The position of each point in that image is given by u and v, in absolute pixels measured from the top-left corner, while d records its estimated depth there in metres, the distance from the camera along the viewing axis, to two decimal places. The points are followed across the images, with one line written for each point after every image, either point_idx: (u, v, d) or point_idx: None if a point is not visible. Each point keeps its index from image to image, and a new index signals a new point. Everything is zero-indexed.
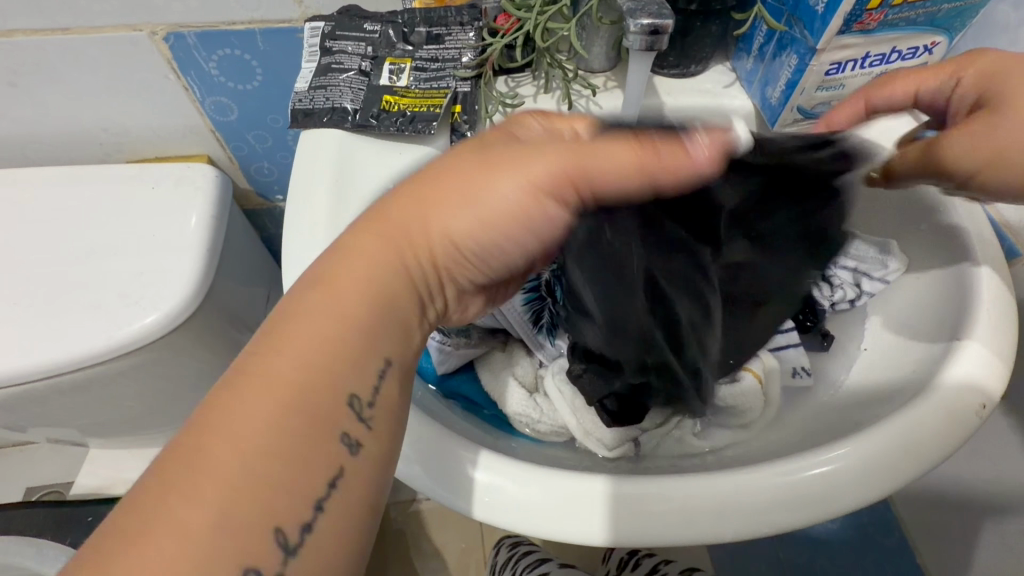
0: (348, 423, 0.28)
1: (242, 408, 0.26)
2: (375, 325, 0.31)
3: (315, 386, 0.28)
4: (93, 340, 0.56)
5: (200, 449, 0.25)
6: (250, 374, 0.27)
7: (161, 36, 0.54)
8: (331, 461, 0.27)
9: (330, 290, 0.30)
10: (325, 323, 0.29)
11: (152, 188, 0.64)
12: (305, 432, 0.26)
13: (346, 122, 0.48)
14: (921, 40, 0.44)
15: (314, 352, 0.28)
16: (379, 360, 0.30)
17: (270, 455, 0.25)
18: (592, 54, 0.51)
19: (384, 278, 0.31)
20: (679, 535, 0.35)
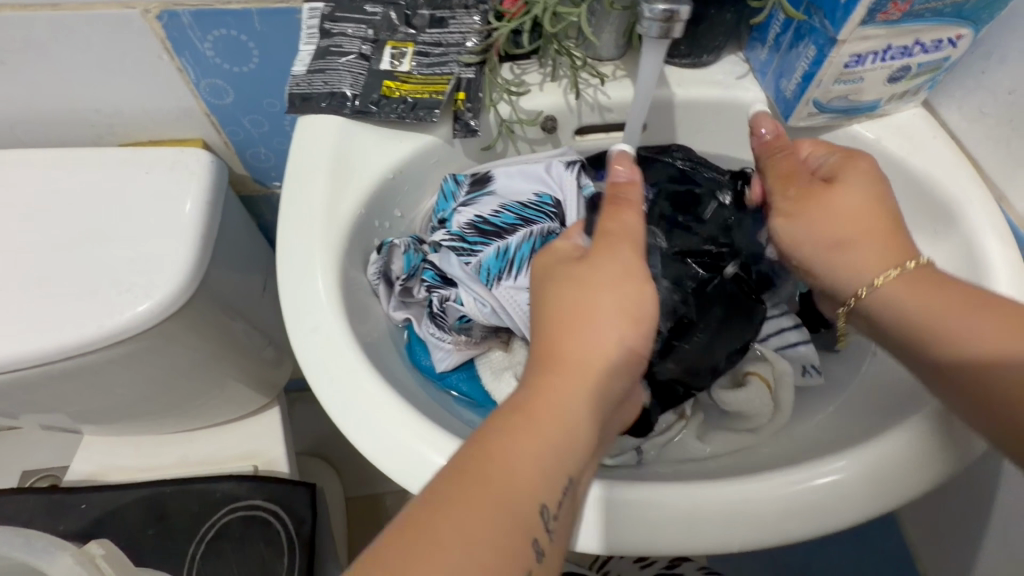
0: (540, 532, 0.30)
1: (483, 510, 0.28)
2: (568, 444, 0.32)
3: (532, 504, 0.30)
4: (83, 328, 0.55)
5: (444, 531, 0.27)
6: (480, 479, 0.29)
7: (154, 14, 0.52)
8: (524, 568, 0.29)
9: (552, 424, 0.32)
10: (548, 448, 0.32)
11: (146, 172, 0.62)
12: (517, 541, 0.29)
13: (344, 108, 0.47)
14: (946, 33, 0.42)
15: (530, 466, 0.31)
16: (566, 477, 0.32)
17: (494, 555, 0.28)
18: (601, 41, 0.49)
19: (582, 394, 0.34)
20: (691, 545, 0.34)
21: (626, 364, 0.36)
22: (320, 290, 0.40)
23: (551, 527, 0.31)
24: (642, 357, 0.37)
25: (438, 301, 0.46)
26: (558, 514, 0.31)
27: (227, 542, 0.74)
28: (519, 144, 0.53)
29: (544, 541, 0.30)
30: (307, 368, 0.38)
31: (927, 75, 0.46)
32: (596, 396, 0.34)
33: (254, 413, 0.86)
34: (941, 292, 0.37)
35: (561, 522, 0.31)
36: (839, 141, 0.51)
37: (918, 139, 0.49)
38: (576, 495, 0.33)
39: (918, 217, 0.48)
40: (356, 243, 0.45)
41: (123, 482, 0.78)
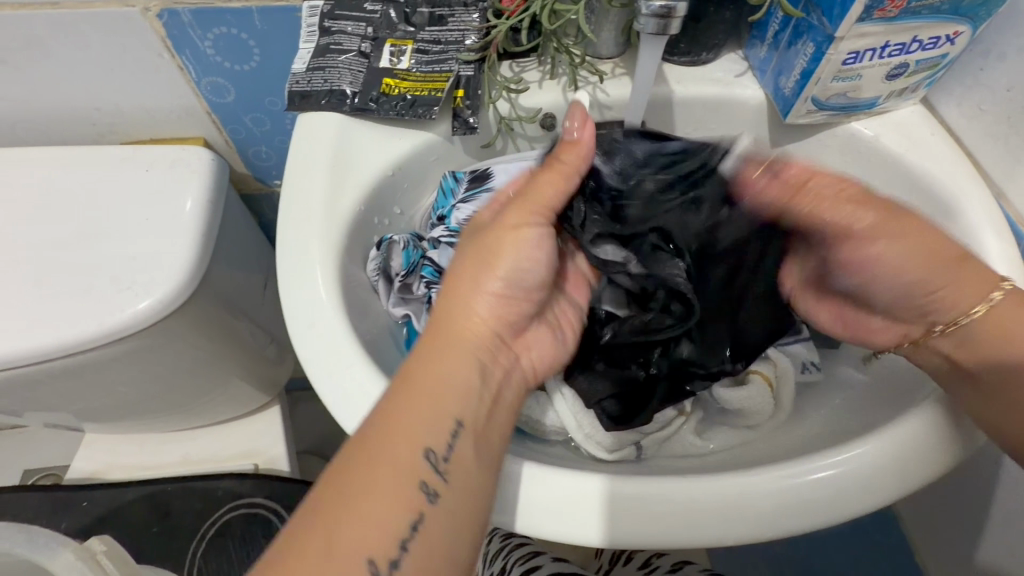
0: (428, 473, 0.34)
1: (368, 479, 0.32)
2: (445, 393, 0.36)
3: (411, 452, 0.34)
4: (84, 326, 0.55)
5: (333, 511, 0.31)
6: (360, 447, 0.33)
7: (154, 13, 0.53)
8: (413, 509, 0.33)
9: (431, 387, 0.36)
10: (431, 406, 0.35)
11: (147, 171, 0.62)
12: (398, 488, 0.33)
13: (344, 105, 0.47)
14: (944, 29, 0.42)
15: (405, 420, 0.34)
16: (449, 421, 0.35)
17: (381, 507, 0.32)
18: (600, 39, 0.50)
19: (448, 347, 0.38)
20: (688, 539, 0.34)
21: (495, 313, 0.40)
22: (320, 285, 0.40)
23: (443, 467, 0.34)
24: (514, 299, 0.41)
25: (437, 297, 0.45)
26: (448, 454, 0.34)
27: (229, 540, 0.74)
28: (519, 142, 0.53)
29: (435, 481, 0.34)
30: (306, 363, 0.38)
31: (926, 72, 0.46)
32: (464, 346, 0.39)
33: (255, 411, 0.86)
34: (1012, 334, 0.38)
35: (453, 460, 0.34)
36: (838, 138, 0.51)
37: (917, 136, 0.49)
38: (474, 435, 0.36)
39: (917, 213, 0.48)
40: (356, 240, 0.45)
41: (125, 479, 0.79)
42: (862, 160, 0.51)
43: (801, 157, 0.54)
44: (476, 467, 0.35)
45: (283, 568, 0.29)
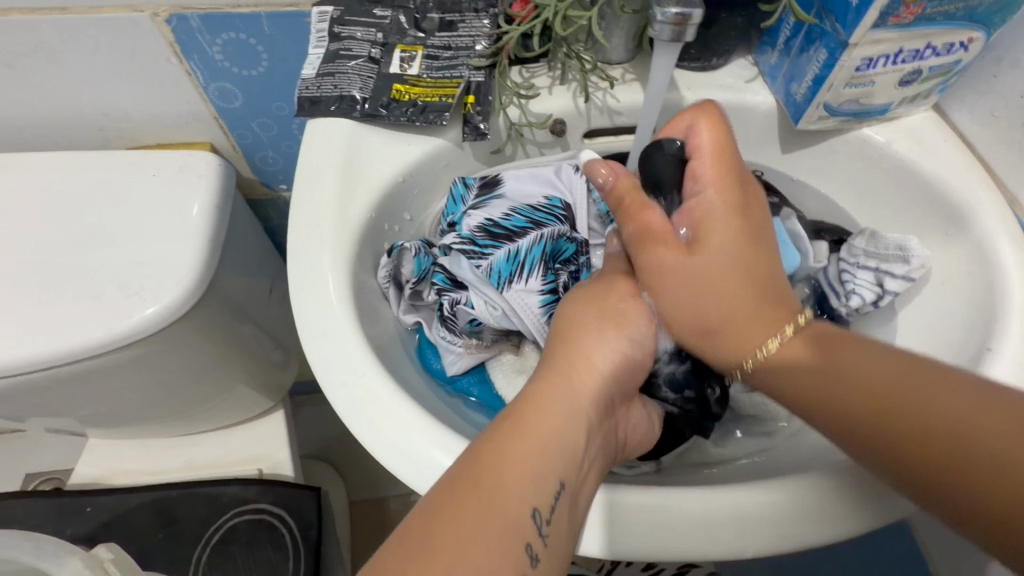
0: (533, 535, 0.30)
1: (476, 519, 0.29)
2: (560, 443, 0.33)
3: (522, 503, 0.30)
4: (91, 332, 0.55)
5: (440, 536, 0.27)
6: (479, 471, 0.30)
7: (163, 18, 0.53)
8: (519, 571, 0.29)
9: (547, 433, 0.33)
10: (545, 454, 0.32)
11: (154, 176, 0.62)
12: (509, 538, 0.29)
13: (354, 111, 0.47)
14: (958, 36, 0.42)
15: (527, 465, 0.32)
16: (556, 479, 0.32)
17: (486, 555, 0.28)
18: (611, 45, 0.49)
19: (571, 396, 0.36)
20: (706, 551, 0.34)
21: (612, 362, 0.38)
22: (332, 293, 0.40)
23: (545, 532, 0.31)
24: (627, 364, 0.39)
25: (449, 305, 0.46)
26: (551, 519, 0.31)
27: (235, 546, 0.73)
28: (528, 148, 0.53)
29: (537, 547, 0.30)
30: (319, 372, 0.38)
31: (939, 79, 0.46)
32: (582, 399, 0.36)
33: (259, 416, 0.86)
34: (881, 352, 0.33)
35: (555, 525, 0.31)
36: (849, 144, 0.51)
37: (929, 142, 0.49)
38: (576, 499, 0.33)
39: (930, 219, 0.48)
40: (367, 247, 0.45)
41: (129, 485, 0.78)
42: (873, 166, 0.51)
43: (812, 162, 0.54)
44: (569, 538, 0.32)
45: None
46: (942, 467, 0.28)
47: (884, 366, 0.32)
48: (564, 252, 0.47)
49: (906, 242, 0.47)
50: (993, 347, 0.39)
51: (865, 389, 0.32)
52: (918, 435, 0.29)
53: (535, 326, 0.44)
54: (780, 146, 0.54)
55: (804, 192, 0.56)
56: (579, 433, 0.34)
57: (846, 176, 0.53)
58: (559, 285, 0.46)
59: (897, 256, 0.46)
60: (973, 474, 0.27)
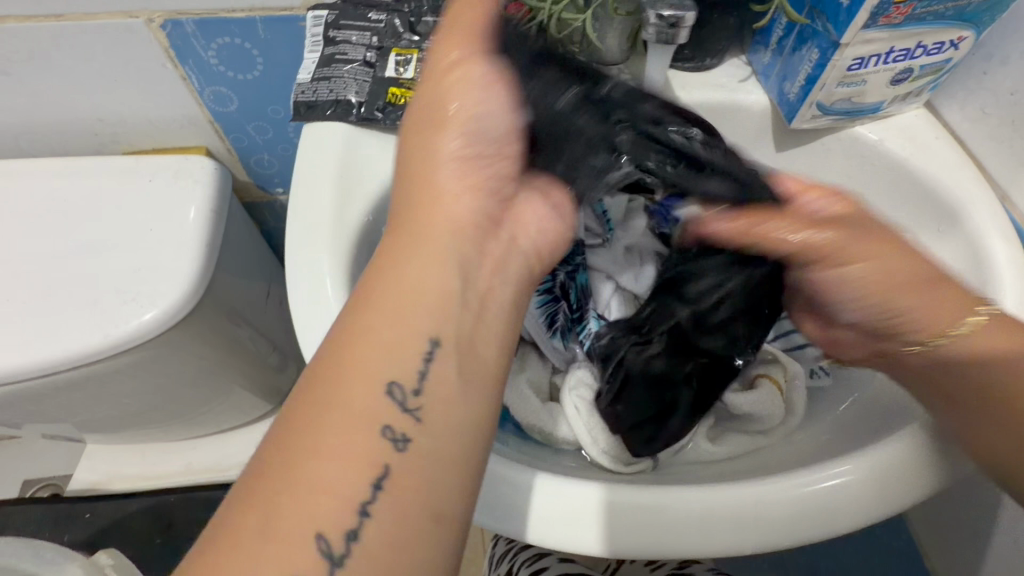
0: (392, 419, 0.29)
1: (326, 424, 0.28)
2: (408, 313, 0.32)
3: (364, 387, 0.30)
4: (88, 338, 0.55)
5: (283, 453, 0.28)
6: (329, 361, 0.30)
7: (158, 24, 0.53)
8: (379, 456, 0.28)
9: (403, 305, 0.32)
10: (398, 325, 0.31)
11: (150, 181, 0.62)
12: (360, 429, 0.29)
13: (350, 115, 0.47)
14: (948, 35, 0.42)
15: (377, 334, 0.31)
16: (418, 351, 0.31)
17: (332, 452, 0.28)
18: (605, 46, 0.50)
19: (432, 250, 0.34)
20: (702, 548, 0.34)
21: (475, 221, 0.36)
22: (330, 295, 0.40)
23: (408, 410, 0.30)
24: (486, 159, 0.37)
25: None
26: (411, 395, 0.30)
27: None
28: None
29: (396, 430, 0.29)
30: None
31: (930, 77, 0.46)
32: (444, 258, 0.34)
33: (258, 420, 0.86)
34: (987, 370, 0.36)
35: (423, 399, 0.30)
36: (842, 142, 0.52)
37: (921, 139, 0.49)
38: (449, 368, 0.31)
39: (923, 216, 0.48)
40: (364, 250, 0.45)
41: (128, 490, 0.78)
42: (866, 163, 0.51)
43: (805, 160, 0.54)
44: (456, 404, 0.31)
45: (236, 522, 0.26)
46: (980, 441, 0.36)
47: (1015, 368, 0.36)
48: None
49: None
50: None
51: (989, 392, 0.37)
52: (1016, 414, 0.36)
53: None
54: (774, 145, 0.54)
55: None
56: (438, 287, 0.33)
57: (839, 174, 0.53)
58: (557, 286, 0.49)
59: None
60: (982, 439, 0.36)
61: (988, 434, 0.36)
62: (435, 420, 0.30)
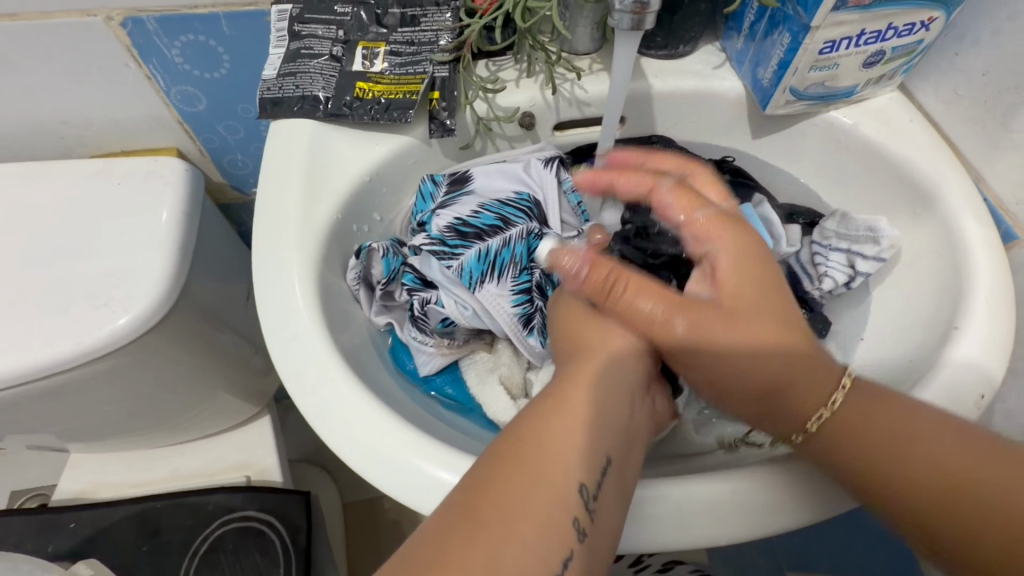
0: (580, 510, 0.29)
1: (547, 480, 0.29)
2: (605, 420, 0.33)
3: (593, 456, 0.31)
4: (58, 346, 0.53)
5: (509, 503, 0.28)
6: (551, 419, 0.31)
7: (118, 21, 0.51)
8: (566, 542, 0.28)
9: (605, 394, 0.34)
10: (611, 408, 0.33)
11: (119, 184, 0.61)
12: (557, 509, 0.29)
13: (317, 111, 0.46)
14: (919, 16, 0.42)
15: (579, 424, 0.31)
16: (601, 459, 0.31)
17: (536, 522, 0.28)
18: (576, 35, 0.49)
19: (617, 368, 0.36)
20: (676, 540, 0.34)
21: (640, 339, 0.38)
22: (296, 296, 0.39)
23: (591, 507, 0.30)
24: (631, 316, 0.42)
25: (419, 305, 0.45)
26: (597, 494, 0.30)
27: (223, 555, 0.72)
28: (498, 142, 0.53)
29: (584, 521, 0.29)
30: (286, 380, 0.37)
31: (902, 59, 0.46)
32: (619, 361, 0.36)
33: (244, 423, 0.85)
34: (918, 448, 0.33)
35: (602, 500, 0.30)
36: (818, 128, 0.51)
37: (895, 122, 0.49)
38: (621, 476, 0.32)
39: (900, 202, 0.48)
40: (334, 249, 0.44)
41: (113, 499, 0.77)
42: (843, 149, 0.51)
43: (783, 147, 0.54)
44: (615, 517, 0.31)
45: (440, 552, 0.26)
46: (941, 540, 0.33)
47: (939, 443, 0.33)
48: (537, 249, 0.46)
49: (874, 226, 0.47)
50: (959, 326, 0.39)
51: (896, 464, 0.34)
52: (952, 480, 0.33)
53: (509, 327, 0.44)
54: (751, 132, 0.54)
55: (776, 176, 0.56)
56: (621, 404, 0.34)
57: (816, 161, 0.53)
58: (534, 285, 0.45)
59: (867, 238, 0.47)
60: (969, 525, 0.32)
61: (935, 454, 0.33)
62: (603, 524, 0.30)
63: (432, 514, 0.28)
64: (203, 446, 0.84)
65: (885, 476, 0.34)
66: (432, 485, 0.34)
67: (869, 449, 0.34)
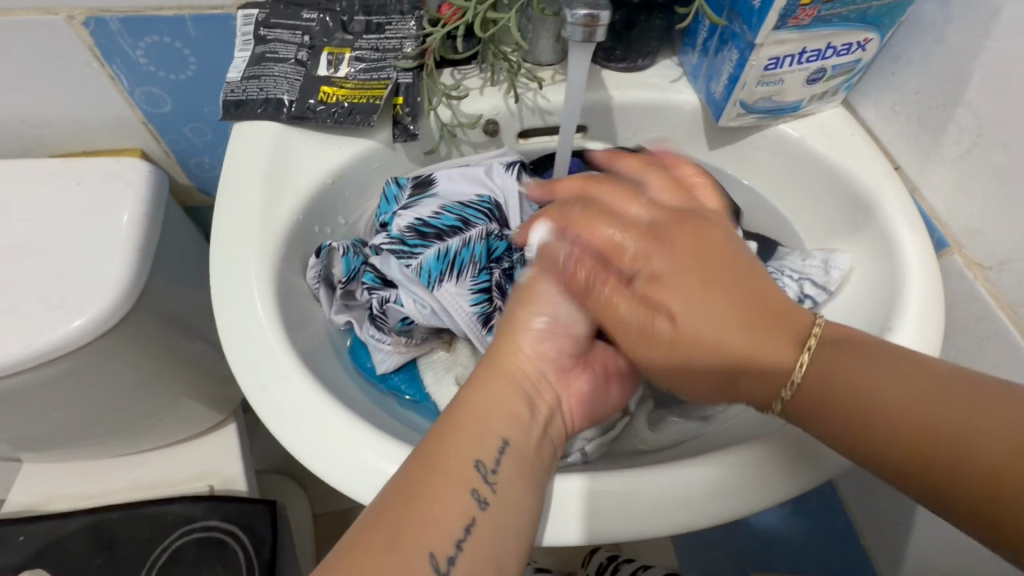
0: (479, 483, 0.33)
1: (444, 462, 0.33)
2: (501, 406, 0.37)
3: (486, 436, 0.36)
4: (8, 348, 0.52)
5: (409, 485, 0.32)
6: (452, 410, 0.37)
7: (80, 21, 0.51)
8: (466, 512, 0.32)
9: (502, 383, 0.39)
10: (507, 394, 0.38)
11: (79, 184, 0.60)
12: (455, 485, 0.33)
13: (281, 114, 0.46)
14: (855, 36, 0.45)
15: (473, 411, 0.37)
16: (497, 437, 0.36)
17: (437, 498, 0.32)
18: (538, 46, 0.51)
19: (519, 363, 0.40)
20: (619, 532, 0.35)
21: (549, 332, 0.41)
22: (254, 296, 0.39)
23: (492, 480, 0.34)
24: (557, 332, 0.41)
25: (379, 303, 0.45)
26: (496, 468, 0.34)
27: (181, 568, 0.70)
28: (463, 148, 0.54)
29: (484, 492, 0.33)
30: (239, 379, 0.37)
31: (843, 77, 0.49)
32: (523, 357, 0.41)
33: (207, 431, 0.83)
34: (892, 364, 0.30)
35: (501, 475, 0.34)
36: (768, 141, 0.54)
37: (839, 136, 0.52)
38: (522, 457, 0.36)
39: (843, 212, 0.51)
40: (295, 249, 0.44)
41: (67, 510, 0.74)
42: (791, 161, 0.54)
43: (735, 158, 0.56)
44: (522, 491, 0.34)
45: (355, 543, 0.30)
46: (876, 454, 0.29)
47: (893, 373, 0.30)
48: (497, 250, 0.47)
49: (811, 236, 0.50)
50: (893, 327, 0.41)
51: (901, 419, 0.29)
52: (908, 433, 0.28)
53: (466, 325, 0.44)
54: (707, 143, 0.56)
55: (734, 184, 0.58)
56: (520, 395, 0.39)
57: (769, 171, 0.56)
58: (493, 284, 0.46)
59: (818, 266, 0.50)
60: (947, 469, 0.27)
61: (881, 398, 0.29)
62: (507, 494, 0.34)
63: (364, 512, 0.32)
64: (164, 456, 0.81)
65: (905, 429, 0.29)
66: None
67: (916, 424, 0.28)
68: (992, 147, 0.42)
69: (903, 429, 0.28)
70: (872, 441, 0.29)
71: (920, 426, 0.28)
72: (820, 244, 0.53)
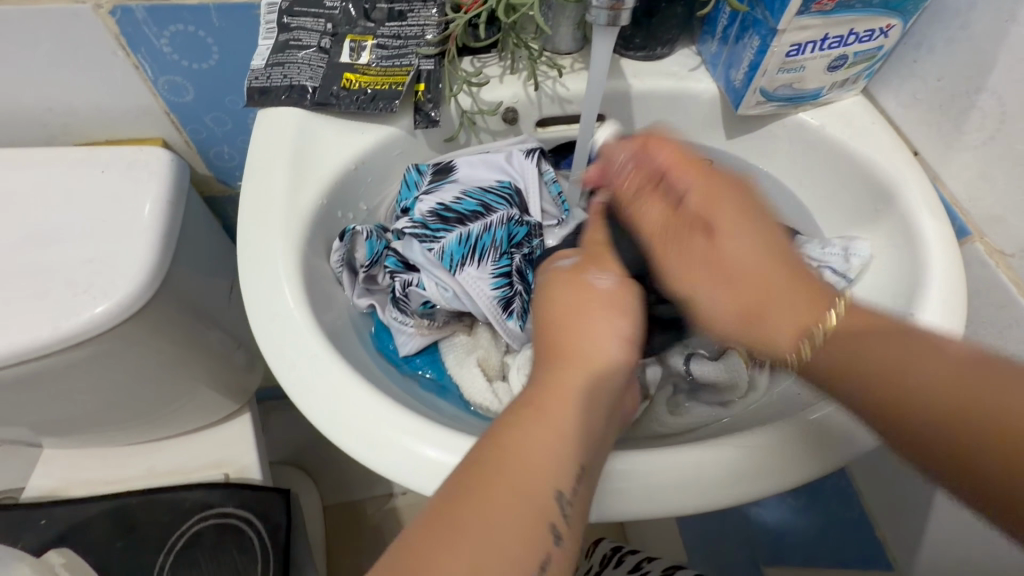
0: (557, 516, 0.29)
1: (522, 486, 0.29)
2: (584, 427, 0.32)
3: (567, 459, 0.31)
4: (35, 331, 0.53)
5: (482, 503, 0.28)
6: (529, 420, 0.31)
7: (106, 9, 0.52)
8: (541, 549, 0.28)
9: (586, 396, 0.34)
10: (589, 413, 0.33)
11: (103, 171, 0.61)
12: (533, 518, 0.28)
13: (305, 100, 0.47)
14: (878, 22, 0.45)
15: (556, 425, 0.32)
16: (576, 463, 0.31)
17: (511, 524, 0.28)
18: (558, 34, 0.51)
19: (602, 373, 0.35)
20: (641, 508, 0.35)
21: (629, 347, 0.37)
22: (281, 277, 0.40)
23: (567, 512, 0.30)
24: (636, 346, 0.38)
25: (401, 287, 0.46)
26: (573, 498, 0.30)
27: (199, 552, 0.70)
28: (482, 136, 0.54)
29: (560, 526, 0.29)
30: (268, 357, 0.38)
31: (864, 64, 0.49)
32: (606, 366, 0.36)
33: (223, 419, 0.84)
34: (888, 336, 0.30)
35: (577, 505, 0.30)
36: (787, 129, 0.54)
37: (858, 124, 0.52)
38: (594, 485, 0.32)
39: (865, 199, 0.51)
40: (319, 233, 0.45)
41: (87, 495, 0.76)
42: (810, 150, 0.54)
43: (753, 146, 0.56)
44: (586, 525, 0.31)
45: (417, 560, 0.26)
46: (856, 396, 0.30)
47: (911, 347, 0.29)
48: (517, 235, 0.47)
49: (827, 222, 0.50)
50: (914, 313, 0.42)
51: (886, 381, 0.29)
52: (884, 385, 0.29)
53: (487, 308, 0.45)
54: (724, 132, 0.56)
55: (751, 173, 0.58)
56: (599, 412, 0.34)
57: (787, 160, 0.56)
58: (514, 269, 0.46)
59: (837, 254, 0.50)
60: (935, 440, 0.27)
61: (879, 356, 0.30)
62: (576, 525, 0.30)
63: (414, 519, 0.28)
64: (181, 443, 0.82)
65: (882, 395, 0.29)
66: (416, 461, 0.35)
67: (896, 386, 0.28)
68: (1016, 134, 0.42)
69: (898, 391, 0.28)
70: (851, 383, 0.30)
71: (918, 399, 0.27)
72: (840, 232, 0.53)
